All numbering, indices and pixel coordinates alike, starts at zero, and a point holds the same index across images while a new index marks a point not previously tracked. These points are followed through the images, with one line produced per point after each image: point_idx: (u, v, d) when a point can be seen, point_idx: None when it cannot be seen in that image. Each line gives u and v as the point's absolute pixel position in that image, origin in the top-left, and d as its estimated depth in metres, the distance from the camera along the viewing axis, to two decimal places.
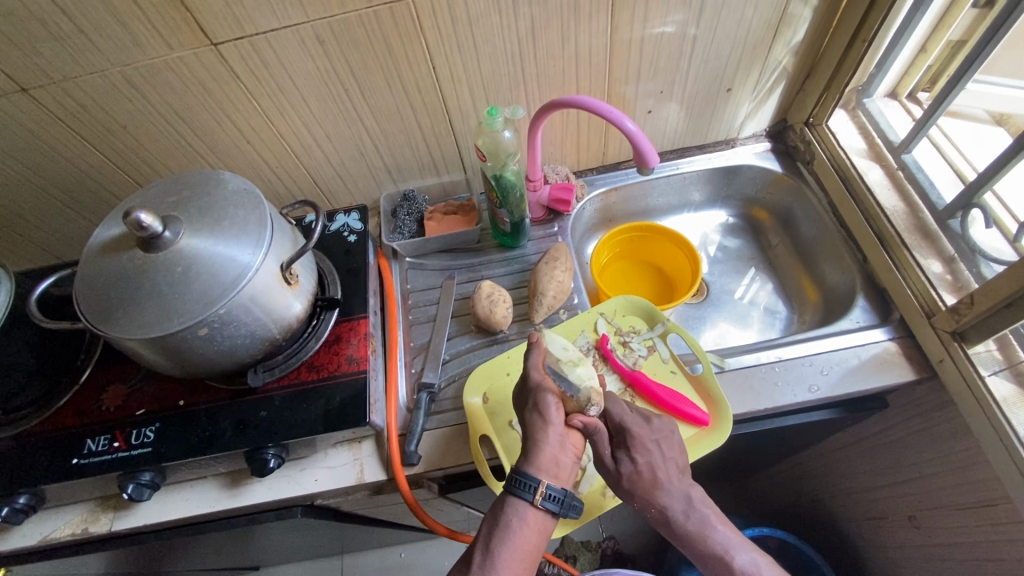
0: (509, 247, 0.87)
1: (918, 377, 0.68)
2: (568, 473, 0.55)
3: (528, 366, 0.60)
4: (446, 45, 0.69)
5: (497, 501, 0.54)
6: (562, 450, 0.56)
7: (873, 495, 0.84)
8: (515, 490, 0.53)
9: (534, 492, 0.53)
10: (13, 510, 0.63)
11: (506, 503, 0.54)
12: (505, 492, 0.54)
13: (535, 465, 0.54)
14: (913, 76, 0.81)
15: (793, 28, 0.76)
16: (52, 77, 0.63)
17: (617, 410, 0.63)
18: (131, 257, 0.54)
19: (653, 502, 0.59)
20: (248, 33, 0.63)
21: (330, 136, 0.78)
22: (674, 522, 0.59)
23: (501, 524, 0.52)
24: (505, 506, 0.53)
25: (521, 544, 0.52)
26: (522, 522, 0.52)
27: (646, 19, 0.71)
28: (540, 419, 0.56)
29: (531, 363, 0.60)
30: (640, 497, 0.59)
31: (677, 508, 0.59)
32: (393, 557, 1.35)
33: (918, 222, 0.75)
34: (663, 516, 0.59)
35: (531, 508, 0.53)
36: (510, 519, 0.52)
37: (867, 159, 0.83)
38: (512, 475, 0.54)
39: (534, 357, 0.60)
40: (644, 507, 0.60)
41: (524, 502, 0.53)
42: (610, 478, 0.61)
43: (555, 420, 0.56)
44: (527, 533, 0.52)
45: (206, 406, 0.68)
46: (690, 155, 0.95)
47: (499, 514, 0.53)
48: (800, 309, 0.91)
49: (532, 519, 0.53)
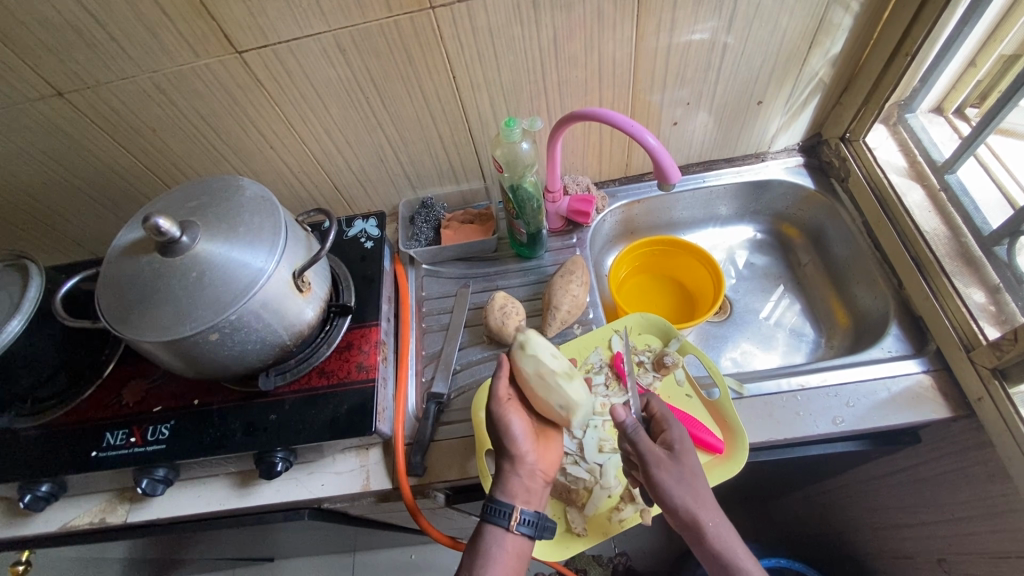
0: (526, 257, 0.86)
1: (954, 415, 0.64)
2: (538, 497, 0.57)
3: (496, 398, 0.57)
4: (466, 54, 0.68)
5: (474, 530, 0.54)
6: (531, 476, 0.57)
7: (900, 532, 0.80)
8: (486, 515, 0.54)
9: (506, 517, 0.53)
10: (35, 497, 0.66)
11: (483, 530, 0.54)
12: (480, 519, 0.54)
13: (504, 492, 0.55)
14: (962, 91, 0.76)
15: (832, 38, 0.72)
16: (85, 82, 0.65)
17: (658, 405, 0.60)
18: (150, 261, 0.55)
19: (714, 511, 0.54)
20: (271, 42, 0.63)
21: (352, 143, 0.79)
22: (725, 537, 0.54)
23: (479, 544, 0.53)
24: (482, 534, 0.53)
25: (504, 560, 0.52)
26: (500, 546, 0.53)
27: (674, 28, 0.69)
28: (508, 450, 0.56)
29: (496, 396, 0.57)
30: (702, 501, 0.54)
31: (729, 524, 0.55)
32: (404, 558, 1.35)
33: (960, 247, 0.71)
34: (717, 531, 0.54)
35: (504, 532, 0.53)
36: (487, 541, 0.53)
37: (907, 178, 0.78)
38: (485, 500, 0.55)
39: (498, 387, 0.58)
40: (703, 516, 0.54)
41: (498, 528, 0.53)
42: (675, 478, 0.53)
43: (523, 449, 0.56)
44: (509, 554, 0.53)
45: (219, 407, 0.69)
46: (718, 168, 0.92)
47: (477, 541, 0.53)
48: (828, 332, 0.87)
49: (509, 541, 0.53)
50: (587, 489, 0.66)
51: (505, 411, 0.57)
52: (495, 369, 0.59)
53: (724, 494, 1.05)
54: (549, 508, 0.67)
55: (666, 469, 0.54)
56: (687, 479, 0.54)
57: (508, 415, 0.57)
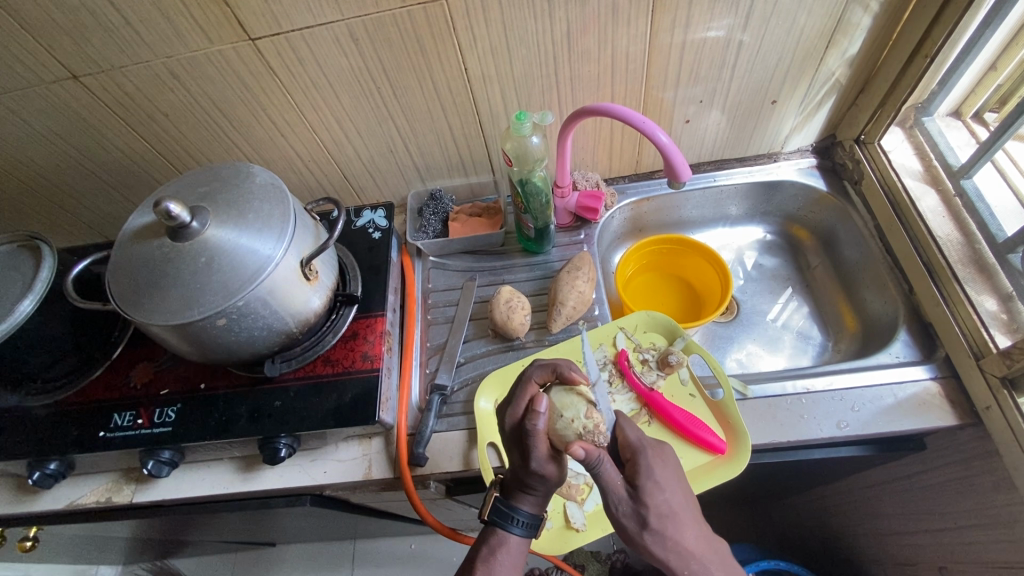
0: (533, 252, 0.86)
1: (960, 423, 0.63)
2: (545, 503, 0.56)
3: (538, 444, 0.51)
4: (479, 45, 0.68)
5: (482, 540, 0.52)
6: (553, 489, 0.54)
7: (902, 539, 0.79)
8: (502, 524, 0.52)
9: (524, 527, 0.52)
10: (44, 475, 0.67)
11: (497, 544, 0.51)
12: (486, 520, 0.52)
13: (529, 506, 0.53)
14: (980, 95, 0.74)
15: (849, 38, 0.71)
16: (100, 66, 0.66)
17: (632, 432, 0.56)
18: (160, 245, 0.56)
19: (688, 555, 0.51)
20: (284, 29, 0.63)
21: (362, 133, 0.79)
22: None
23: (493, 552, 0.51)
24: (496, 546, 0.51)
25: (515, 564, 0.51)
26: (515, 554, 0.51)
27: (690, 24, 0.68)
28: (547, 479, 0.52)
29: (535, 448, 0.51)
30: (667, 541, 0.50)
31: (711, 557, 0.52)
32: (404, 547, 1.36)
33: (974, 253, 0.70)
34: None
35: (522, 540, 0.52)
36: (500, 550, 0.51)
37: (921, 182, 0.77)
38: (496, 506, 0.52)
39: (538, 441, 0.51)
40: (673, 562, 0.50)
41: (515, 536, 0.52)
42: (635, 521, 0.50)
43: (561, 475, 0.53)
44: (521, 559, 0.52)
45: (225, 392, 0.70)
46: (729, 167, 0.91)
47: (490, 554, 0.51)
48: (835, 336, 0.86)
49: (524, 548, 0.52)
50: (586, 485, 0.67)
51: (541, 448, 0.51)
52: (535, 417, 0.51)
53: (724, 495, 1.05)
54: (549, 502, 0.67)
55: (625, 507, 0.50)
56: (657, 523, 0.50)
57: (544, 455, 0.51)
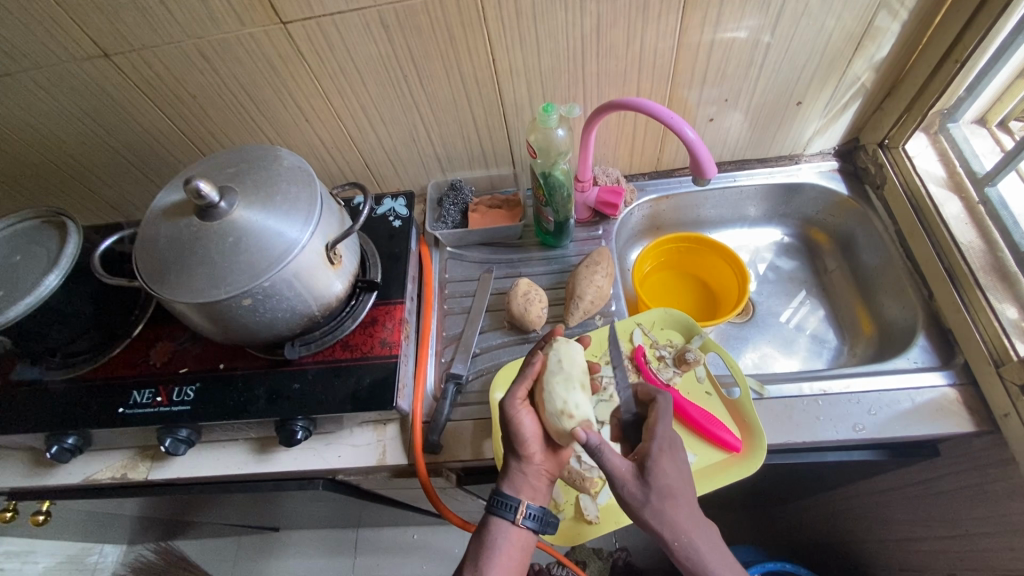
0: (550, 246, 0.86)
1: (977, 430, 0.63)
2: (543, 494, 0.57)
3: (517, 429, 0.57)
4: (507, 36, 0.68)
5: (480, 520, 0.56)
6: (538, 476, 0.57)
7: (912, 546, 0.79)
8: (498, 512, 0.55)
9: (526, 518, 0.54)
10: (62, 449, 0.68)
11: (491, 522, 0.55)
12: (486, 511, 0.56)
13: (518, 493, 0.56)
14: (1006, 104, 0.72)
15: (877, 42, 0.71)
16: (132, 44, 0.67)
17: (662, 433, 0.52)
18: (189, 223, 0.56)
19: (689, 534, 0.50)
20: (316, 14, 0.63)
21: (385, 120, 0.79)
22: (707, 560, 0.50)
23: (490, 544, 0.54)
24: (489, 525, 0.55)
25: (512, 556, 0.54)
26: (509, 541, 0.55)
27: (718, 22, 0.68)
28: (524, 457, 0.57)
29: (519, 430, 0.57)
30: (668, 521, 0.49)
31: (708, 541, 0.50)
32: (406, 537, 1.37)
33: (997, 261, 0.69)
34: (696, 553, 0.50)
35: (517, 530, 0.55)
36: (495, 541, 0.54)
37: (945, 189, 0.76)
38: (493, 495, 0.56)
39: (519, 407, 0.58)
40: (668, 536, 0.50)
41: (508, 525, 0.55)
42: (639, 497, 0.49)
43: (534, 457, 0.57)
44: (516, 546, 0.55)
45: (244, 372, 0.70)
46: (750, 168, 0.91)
47: (485, 530, 0.55)
48: (851, 340, 0.86)
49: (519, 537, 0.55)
50: (601, 478, 0.67)
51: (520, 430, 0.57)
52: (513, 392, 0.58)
53: (731, 496, 1.05)
54: (561, 492, 0.67)
55: (633, 490, 0.50)
56: (660, 497, 0.49)
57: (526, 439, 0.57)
